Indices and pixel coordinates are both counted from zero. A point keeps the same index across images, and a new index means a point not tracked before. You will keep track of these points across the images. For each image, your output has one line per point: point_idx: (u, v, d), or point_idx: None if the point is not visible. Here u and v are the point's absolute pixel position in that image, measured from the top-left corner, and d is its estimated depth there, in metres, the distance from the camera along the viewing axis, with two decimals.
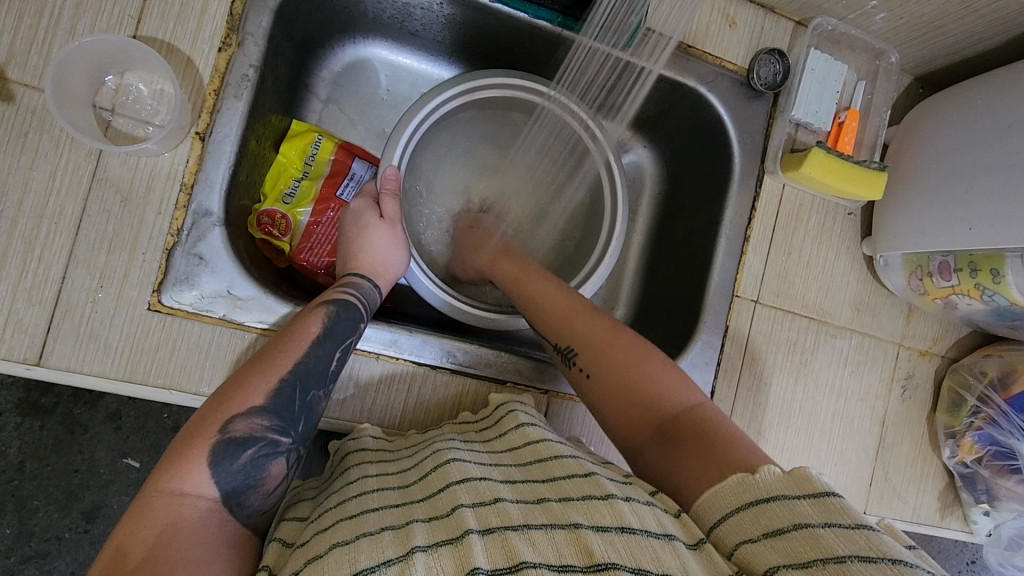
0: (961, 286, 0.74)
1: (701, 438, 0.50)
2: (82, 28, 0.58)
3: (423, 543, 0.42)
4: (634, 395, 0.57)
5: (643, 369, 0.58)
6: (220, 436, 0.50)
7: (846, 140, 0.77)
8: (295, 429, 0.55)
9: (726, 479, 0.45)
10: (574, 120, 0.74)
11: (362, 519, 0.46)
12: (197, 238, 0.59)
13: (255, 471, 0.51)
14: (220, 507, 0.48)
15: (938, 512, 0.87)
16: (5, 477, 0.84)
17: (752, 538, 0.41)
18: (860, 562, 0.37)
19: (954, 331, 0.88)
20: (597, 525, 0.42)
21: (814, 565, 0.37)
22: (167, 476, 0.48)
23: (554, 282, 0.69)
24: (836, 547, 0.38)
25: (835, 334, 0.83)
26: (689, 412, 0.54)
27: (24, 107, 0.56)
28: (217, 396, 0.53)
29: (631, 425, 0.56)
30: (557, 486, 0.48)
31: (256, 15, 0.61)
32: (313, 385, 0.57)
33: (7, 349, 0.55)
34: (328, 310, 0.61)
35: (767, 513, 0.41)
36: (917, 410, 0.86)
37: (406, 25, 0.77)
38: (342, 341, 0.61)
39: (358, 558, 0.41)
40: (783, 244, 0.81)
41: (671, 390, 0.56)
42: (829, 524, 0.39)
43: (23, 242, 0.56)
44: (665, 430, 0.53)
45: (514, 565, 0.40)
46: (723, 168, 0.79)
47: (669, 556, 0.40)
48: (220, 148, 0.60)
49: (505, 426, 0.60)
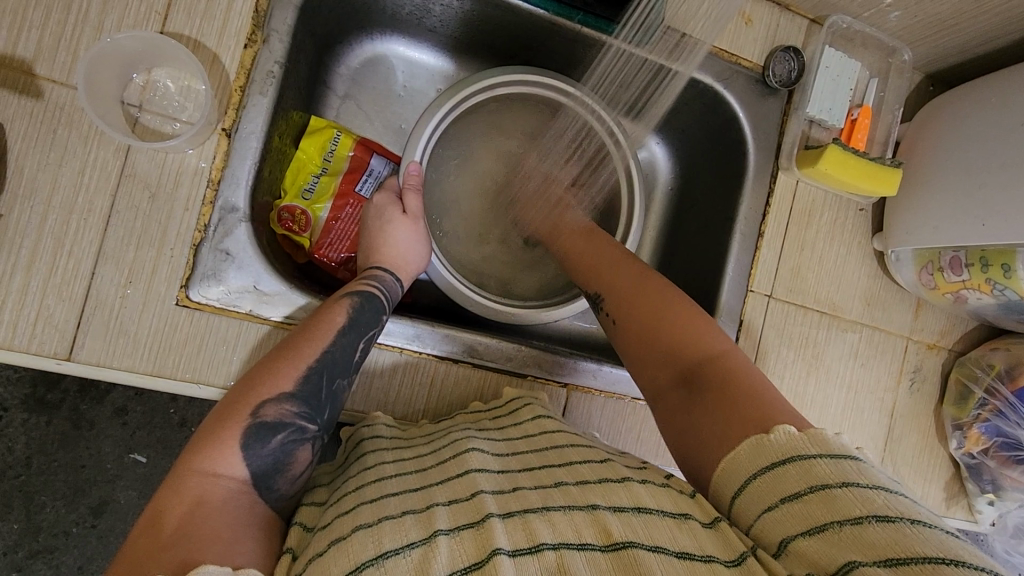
0: (972, 280, 0.75)
1: (722, 386, 0.51)
2: (110, 24, 0.58)
3: (446, 526, 0.43)
4: (659, 339, 0.59)
5: (670, 314, 0.60)
6: (251, 420, 0.52)
7: (859, 137, 0.78)
8: (320, 417, 0.56)
9: (740, 443, 0.45)
10: (599, 124, 0.74)
11: (383, 503, 0.47)
12: (224, 233, 0.60)
13: (284, 456, 0.52)
14: (249, 489, 0.49)
15: (944, 502, 0.89)
16: (12, 473, 0.84)
17: (770, 506, 0.41)
18: (878, 523, 0.37)
19: (961, 325, 0.89)
20: (615, 505, 0.43)
21: (831, 527, 0.38)
22: (198, 457, 0.49)
23: (592, 237, 0.73)
24: (853, 508, 0.38)
25: (845, 327, 0.84)
26: (713, 359, 0.54)
27: (53, 103, 0.57)
28: (246, 380, 0.55)
29: (653, 369, 0.58)
30: (574, 469, 0.49)
31: (281, 11, 0.61)
32: (338, 374, 0.58)
33: (38, 344, 0.56)
34: (353, 302, 0.62)
35: (785, 476, 0.41)
36: (924, 402, 0.88)
37: (424, 21, 0.77)
38: (367, 331, 0.62)
39: (383, 539, 0.42)
40: (796, 239, 0.82)
41: (697, 338, 0.57)
42: (846, 484, 0.39)
43: (52, 238, 0.57)
44: (687, 377, 0.54)
45: (534, 546, 0.40)
46: (737, 164, 0.80)
47: (687, 537, 0.41)
48: (246, 145, 0.60)
49: (522, 416, 0.61)
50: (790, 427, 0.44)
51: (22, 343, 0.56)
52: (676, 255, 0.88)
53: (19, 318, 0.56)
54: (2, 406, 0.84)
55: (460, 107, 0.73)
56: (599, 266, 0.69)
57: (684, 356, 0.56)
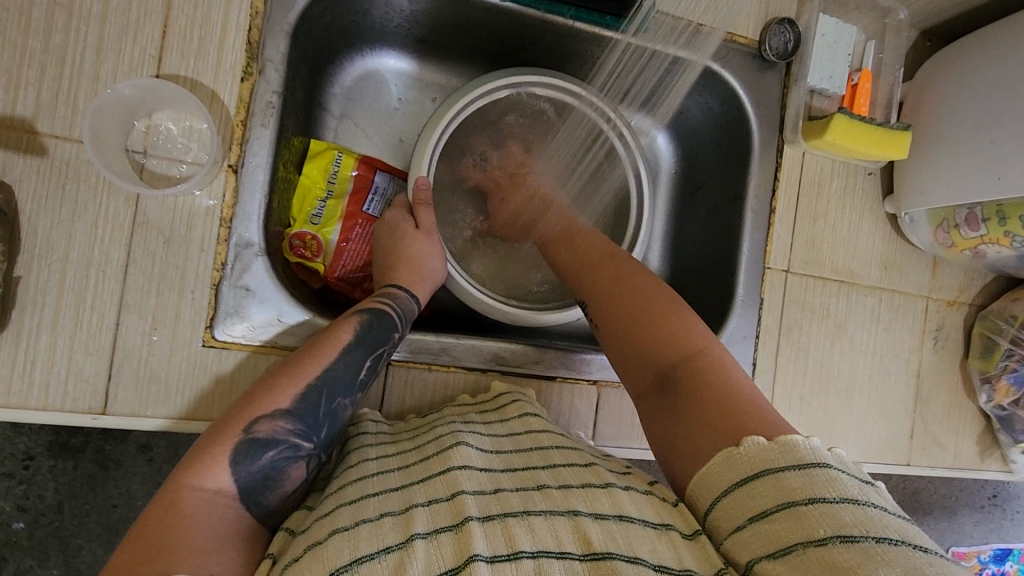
0: (990, 235, 0.75)
1: (697, 390, 0.51)
2: (105, 73, 0.57)
3: (424, 530, 0.42)
4: (638, 345, 0.58)
5: (656, 316, 0.59)
6: (243, 436, 0.50)
7: (862, 102, 0.77)
8: (317, 435, 0.54)
9: (712, 454, 0.46)
10: (609, 126, 0.74)
11: (361, 505, 0.46)
12: (242, 270, 0.60)
13: (275, 473, 0.50)
14: (235, 503, 0.48)
15: (978, 456, 0.89)
16: (45, 520, 0.84)
17: (741, 525, 0.41)
18: (843, 543, 0.37)
19: (979, 279, 0.89)
20: (597, 512, 0.43)
21: (796, 550, 0.38)
22: (188, 472, 0.48)
23: (580, 231, 0.71)
24: (817, 529, 0.38)
25: (864, 293, 0.84)
26: (690, 359, 0.54)
27: (59, 159, 0.56)
28: (244, 397, 0.54)
29: (635, 373, 0.57)
30: (557, 471, 0.49)
31: (273, 40, 0.60)
32: (339, 392, 0.57)
33: (72, 401, 0.56)
34: (362, 319, 0.61)
35: (754, 494, 0.42)
36: (950, 360, 0.88)
37: (413, 31, 0.76)
38: (375, 349, 0.60)
39: (359, 544, 0.41)
40: (808, 211, 0.81)
41: (683, 341, 0.56)
42: (813, 500, 0.39)
43: (73, 293, 0.56)
44: (665, 379, 0.54)
45: (513, 552, 0.40)
46: (741, 143, 0.80)
47: (666, 548, 0.42)
48: (254, 179, 0.60)
49: (507, 412, 0.61)
50: (760, 437, 0.44)
51: (57, 401, 0.56)
52: (687, 240, 0.88)
53: (51, 378, 0.56)
54: (27, 454, 0.83)
55: (458, 117, 0.72)
56: (589, 267, 0.67)
57: (661, 358, 0.56)
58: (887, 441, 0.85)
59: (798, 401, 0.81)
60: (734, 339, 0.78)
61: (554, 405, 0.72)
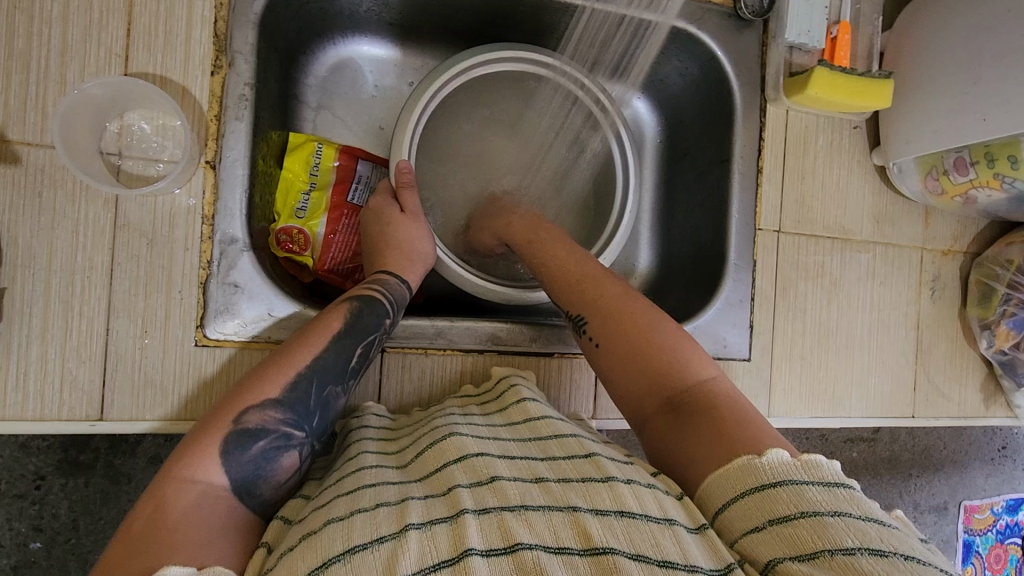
0: (980, 178, 0.74)
1: (710, 413, 0.52)
2: (73, 75, 0.57)
3: (418, 520, 0.42)
4: (644, 368, 0.58)
5: (655, 338, 0.59)
6: (232, 426, 0.50)
7: (841, 54, 0.76)
8: (309, 424, 0.54)
9: (734, 459, 0.46)
10: (585, 93, 0.74)
11: (359, 495, 0.47)
12: (229, 266, 0.59)
13: (266, 463, 0.50)
14: (227, 495, 0.48)
15: (983, 403, 0.89)
16: (62, 538, 0.84)
17: (759, 526, 0.41)
18: (870, 555, 0.37)
19: (972, 226, 0.89)
20: (597, 508, 0.43)
21: (821, 556, 0.38)
22: (179, 464, 0.48)
23: (567, 247, 0.69)
24: (844, 538, 0.38)
25: (858, 249, 0.84)
26: (701, 386, 0.55)
27: (33, 167, 0.55)
28: (234, 388, 0.54)
29: (641, 396, 0.57)
30: (557, 465, 0.48)
31: (240, 31, 0.60)
32: (330, 380, 0.56)
33: (69, 409, 0.56)
34: (352, 306, 0.61)
35: (775, 498, 0.42)
36: (948, 309, 0.88)
37: (383, 15, 0.75)
38: (366, 336, 0.60)
39: (353, 533, 0.41)
40: (796, 170, 0.81)
41: (686, 364, 0.57)
42: (839, 513, 0.40)
43: (61, 301, 0.56)
44: (676, 402, 0.55)
45: (509, 546, 0.40)
46: (724, 105, 0.79)
47: (669, 542, 0.41)
48: (233, 173, 0.60)
49: (506, 400, 0.61)
50: (781, 451, 0.45)
51: (53, 410, 0.55)
52: (677, 208, 0.87)
53: (46, 387, 0.55)
54: (38, 475, 0.83)
55: (437, 96, 0.71)
56: (582, 286, 0.65)
57: (672, 382, 0.56)
58: (890, 395, 0.85)
59: (798, 361, 0.81)
60: (730, 303, 0.77)
61: (554, 382, 0.72)
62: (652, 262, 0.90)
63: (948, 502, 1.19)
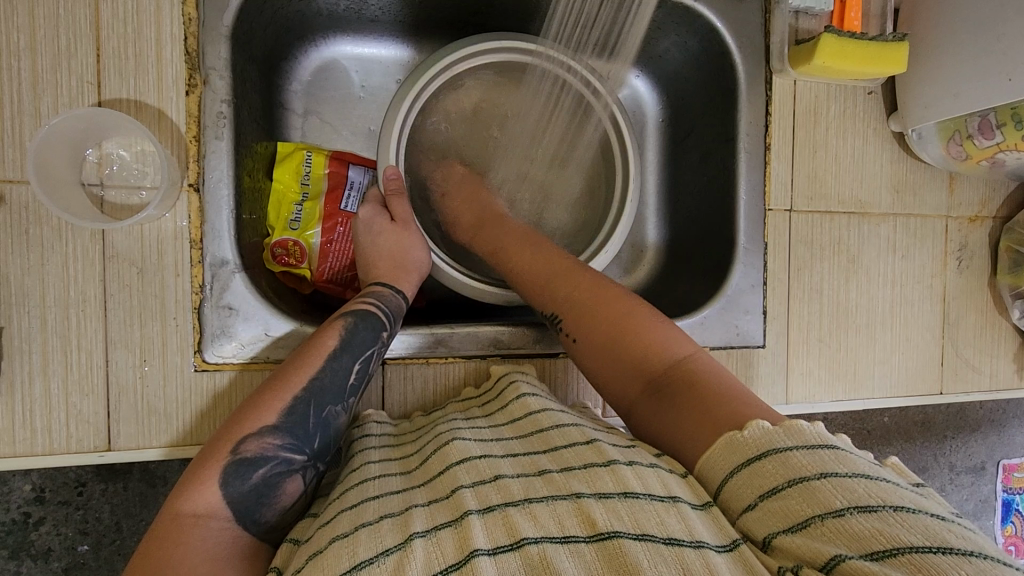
0: (1008, 141, 0.69)
1: (692, 392, 0.49)
2: (46, 107, 0.56)
3: (423, 528, 0.41)
4: (620, 356, 0.56)
5: (630, 323, 0.57)
6: (231, 457, 0.50)
7: (853, 15, 0.72)
8: (310, 447, 0.53)
9: (714, 441, 0.44)
10: (574, 77, 0.70)
11: (363, 508, 0.46)
12: (222, 288, 0.59)
13: (268, 490, 0.50)
14: (231, 524, 0.48)
15: (1017, 374, 0.85)
16: (107, 540, 0.85)
17: (751, 504, 0.40)
18: (859, 514, 0.36)
19: (1001, 189, 0.83)
20: (600, 492, 0.41)
21: (812, 523, 0.37)
22: (180, 498, 0.48)
23: (529, 245, 0.67)
24: (833, 500, 0.37)
25: (877, 222, 0.79)
26: (679, 364, 0.53)
27: (16, 204, 0.55)
28: (233, 416, 0.53)
29: (625, 383, 0.55)
30: (559, 455, 0.47)
31: (213, 46, 0.58)
32: (329, 400, 0.56)
33: (77, 441, 0.56)
34: (346, 323, 0.60)
35: (762, 471, 0.40)
36: (976, 279, 0.83)
37: (363, 12, 0.73)
38: (363, 353, 0.59)
39: (357, 550, 0.40)
40: (807, 143, 0.77)
41: (660, 344, 0.54)
42: (825, 474, 0.38)
43: (58, 336, 0.56)
44: (656, 384, 0.52)
45: (514, 542, 0.39)
46: (726, 80, 0.75)
47: (674, 519, 0.39)
48: (217, 194, 0.58)
49: (507, 397, 0.59)
50: (764, 421, 0.43)
51: (62, 444, 0.56)
52: (682, 191, 0.83)
53: (52, 422, 0.56)
54: (78, 481, 0.83)
55: (423, 95, 0.68)
56: (551, 282, 0.63)
57: (649, 365, 0.54)
58: (917, 371, 0.81)
59: (817, 343, 0.77)
60: (741, 290, 0.74)
61: (561, 383, 0.70)
62: (659, 247, 0.87)
63: (984, 463, 1.15)
